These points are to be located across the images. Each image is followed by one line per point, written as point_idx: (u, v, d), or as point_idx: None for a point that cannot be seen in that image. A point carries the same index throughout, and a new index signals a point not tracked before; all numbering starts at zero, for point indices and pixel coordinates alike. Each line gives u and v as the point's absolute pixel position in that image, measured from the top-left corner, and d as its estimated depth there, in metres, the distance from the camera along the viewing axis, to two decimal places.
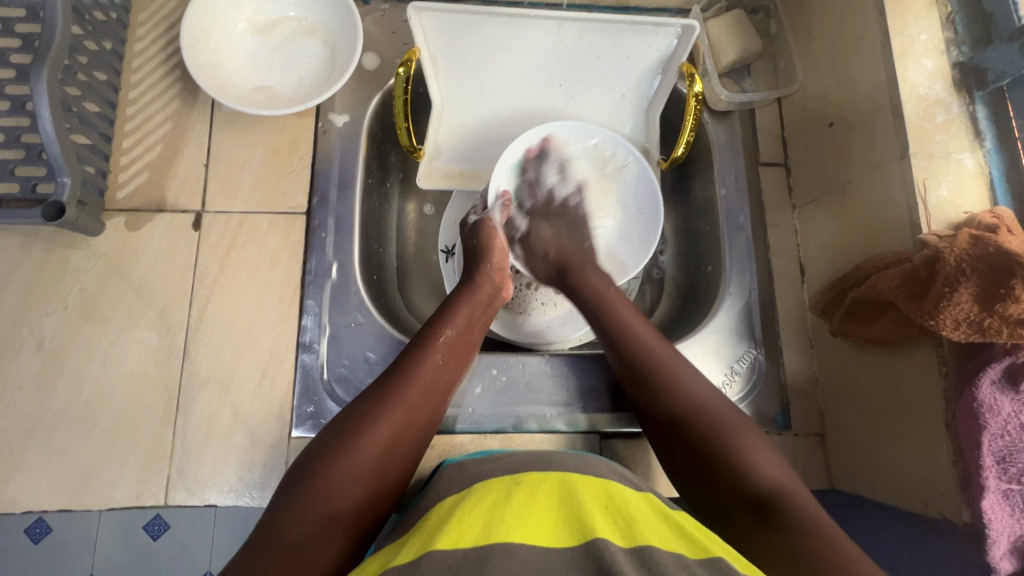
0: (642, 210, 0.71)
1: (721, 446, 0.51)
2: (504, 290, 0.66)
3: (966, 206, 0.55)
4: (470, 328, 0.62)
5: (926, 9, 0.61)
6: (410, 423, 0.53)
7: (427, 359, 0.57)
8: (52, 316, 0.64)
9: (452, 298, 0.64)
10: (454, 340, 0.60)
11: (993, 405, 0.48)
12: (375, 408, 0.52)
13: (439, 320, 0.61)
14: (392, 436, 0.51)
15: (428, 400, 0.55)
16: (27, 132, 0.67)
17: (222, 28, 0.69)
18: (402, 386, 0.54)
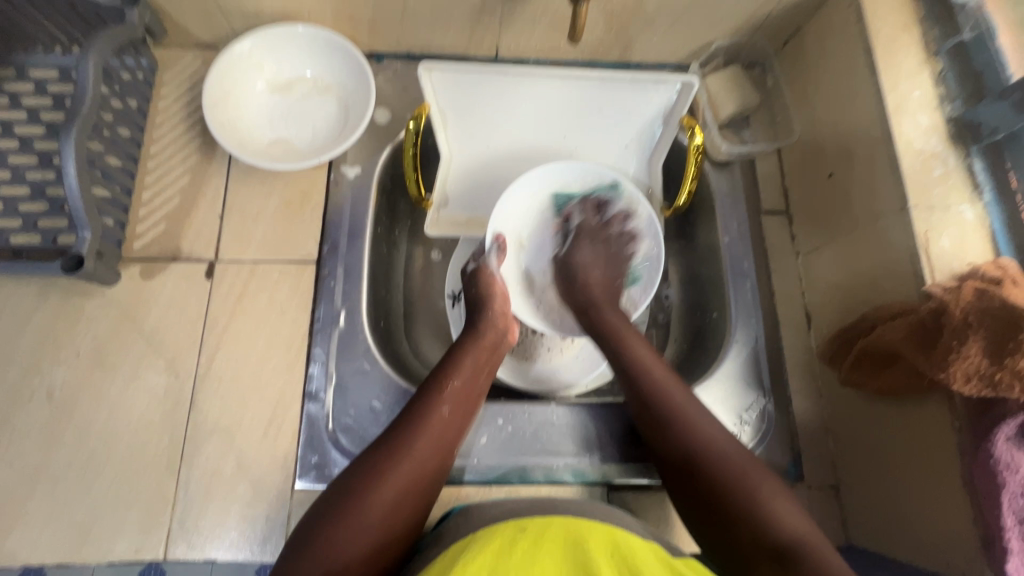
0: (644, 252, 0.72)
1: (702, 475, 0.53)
2: (509, 334, 0.66)
3: (969, 258, 0.56)
4: (476, 376, 0.61)
5: (918, 66, 0.63)
6: (417, 480, 0.52)
7: (433, 411, 0.56)
8: (64, 364, 0.64)
9: (457, 346, 0.63)
10: (460, 391, 0.59)
11: (1010, 462, 0.47)
12: (380, 463, 0.51)
13: (445, 370, 0.60)
14: (397, 493, 0.50)
15: (435, 456, 0.54)
16: (52, 185, 0.69)
17: (243, 87, 0.73)
18: (408, 438, 0.53)
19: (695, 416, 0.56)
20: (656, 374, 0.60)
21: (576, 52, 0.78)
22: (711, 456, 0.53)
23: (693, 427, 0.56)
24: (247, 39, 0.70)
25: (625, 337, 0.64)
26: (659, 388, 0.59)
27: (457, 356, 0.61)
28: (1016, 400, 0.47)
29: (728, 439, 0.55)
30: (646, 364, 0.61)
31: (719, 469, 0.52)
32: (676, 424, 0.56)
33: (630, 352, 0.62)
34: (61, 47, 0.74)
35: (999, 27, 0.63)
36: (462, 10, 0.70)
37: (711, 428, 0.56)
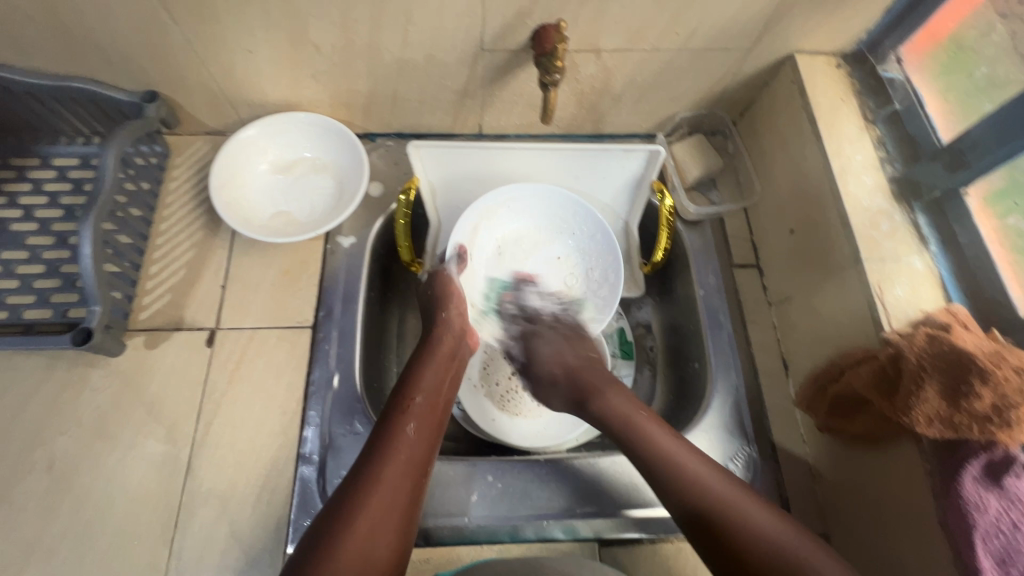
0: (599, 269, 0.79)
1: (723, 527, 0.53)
2: (466, 338, 0.70)
3: (922, 305, 0.60)
4: (438, 392, 0.64)
5: (858, 134, 0.71)
6: (389, 502, 0.53)
7: (399, 433, 0.58)
8: (66, 435, 0.66)
9: (416, 360, 0.66)
10: (421, 407, 0.61)
11: (979, 502, 0.49)
12: (355, 494, 0.53)
13: (406, 390, 0.62)
14: (374, 518, 0.52)
15: (408, 476, 0.56)
16: (66, 263, 0.74)
17: (248, 169, 0.80)
18: (378, 463, 0.55)
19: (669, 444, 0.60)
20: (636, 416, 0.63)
21: (552, 127, 0.85)
22: (691, 488, 0.56)
23: (679, 474, 0.57)
24: (253, 127, 0.78)
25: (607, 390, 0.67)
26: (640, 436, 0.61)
27: (417, 371, 0.65)
28: (977, 441, 0.50)
29: (716, 476, 0.57)
30: (619, 408, 0.65)
31: (715, 499, 0.55)
32: (663, 460, 0.59)
33: (598, 397, 0.67)
34: (83, 137, 0.82)
35: (926, 98, 0.70)
36: (447, 95, 0.78)
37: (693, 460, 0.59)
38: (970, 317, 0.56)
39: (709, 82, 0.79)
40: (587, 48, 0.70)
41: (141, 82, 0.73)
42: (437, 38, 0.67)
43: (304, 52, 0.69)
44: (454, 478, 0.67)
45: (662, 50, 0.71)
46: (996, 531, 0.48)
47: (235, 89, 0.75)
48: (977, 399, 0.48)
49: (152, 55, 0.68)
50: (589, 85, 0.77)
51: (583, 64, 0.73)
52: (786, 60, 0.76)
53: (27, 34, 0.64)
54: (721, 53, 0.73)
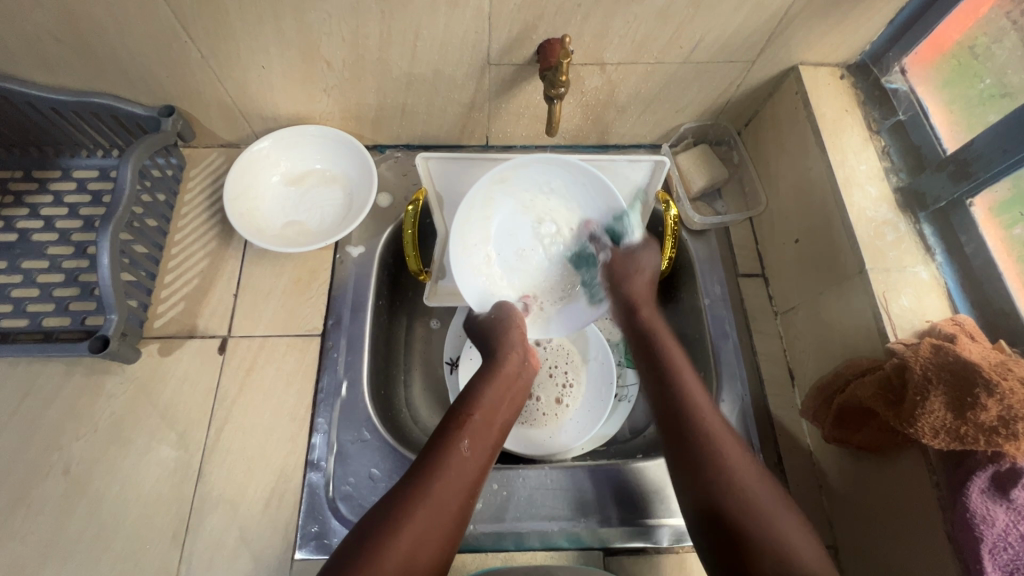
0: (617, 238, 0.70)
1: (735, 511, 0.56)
2: (529, 361, 0.72)
3: (928, 315, 0.60)
4: (496, 414, 0.65)
5: (862, 145, 0.71)
6: (436, 520, 0.55)
7: (454, 450, 0.60)
8: (83, 440, 0.68)
9: (479, 377, 0.68)
10: (478, 425, 0.63)
11: (986, 515, 0.49)
12: (404, 505, 0.55)
13: (464, 406, 0.65)
14: (418, 531, 0.54)
15: (458, 495, 0.57)
16: (84, 272, 0.76)
17: (261, 181, 0.82)
18: (430, 478, 0.57)
19: (711, 426, 0.62)
20: (724, 444, 0.60)
21: (558, 138, 0.87)
22: (729, 483, 0.58)
23: (728, 474, 0.58)
24: (266, 140, 0.80)
25: (698, 401, 0.64)
26: (697, 402, 0.63)
27: (479, 389, 0.67)
28: (982, 452, 0.50)
29: (750, 462, 0.60)
30: (676, 363, 0.68)
31: (738, 510, 0.56)
32: (730, 501, 0.57)
33: (664, 348, 0.69)
34: (102, 150, 0.84)
35: (931, 108, 0.71)
36: (454, 108, 0.79)
37: (753, 483, 0.58)
38: (976, 327, 0.56)
39: (713, 93, 0.79)
40: (592, 61, 0.71)
41: (159, 97, 0.76)
42: (445, 53, 0.69)
43: (316, 67, 0.71)
44: None
45: (666, 62, 0.72)
46: (1005, 545, 0.48)
47: (249, 103, 0.77)
48: (983, 410, 0.48)
49: (169, 71, 0.71)
50: (594, 97, 0.78)
51: (588, 77, 0.74)
52: (791, 70, 0.77)
53: (52, 52, 0.67)
54: (726, 65, 0.74)
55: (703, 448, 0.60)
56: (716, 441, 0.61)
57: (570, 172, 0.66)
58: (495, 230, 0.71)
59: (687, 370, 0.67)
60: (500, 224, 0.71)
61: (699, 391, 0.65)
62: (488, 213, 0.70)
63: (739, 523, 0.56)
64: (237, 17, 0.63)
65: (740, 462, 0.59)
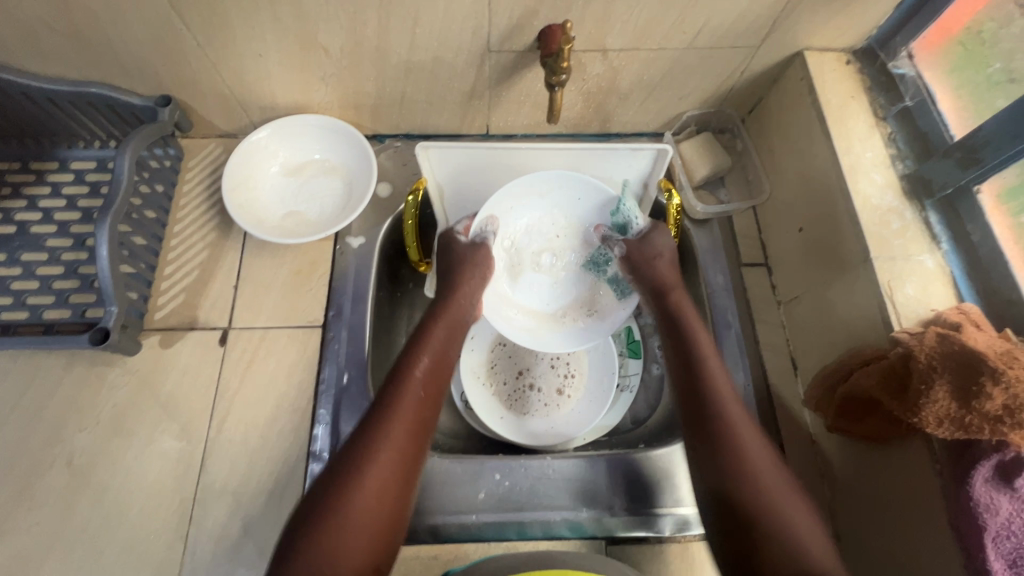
0: (581, 196, 0.72)
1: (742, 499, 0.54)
2: (473, 309, 0.68)
3: (933, 304, 0.60)
4: (439, 368, 0.63)
5: (868, 132, 0.70)
6: (392, 473, 0.54)
7: (399, 404, 0.57)
8: (85, 431, 0.68)
9: (420, 329, 0.66)
10: (424, 378, 0.61)
11: (990, 503, 0.49)
12: (354, 465, 0.53)
13: (405, 360, 0.62)
14: (371, 493, 0.52)
15: (410, 446, 0.56)
16: (84, 264, 0.76)
17: (260, 171, 0.81)
18: (377, 437, 0.55)
19: (728, 412, 0.59)
20: (733, 416, 0.59)
21: (559, 126, 0.86)
22: (735, 464, 0.56)
23: (732, 446, 0.57)
24: (264, 130, 0.79)
25: (722, 396, 0.60)
26: (714, 390, 0.60)
27: (421, 342, 0.64)
28: (987, 441, 0.49)
29: (759, 447, 0.57)
30: (700, 346, 0.64)
31: (745, 481, 0.55)
32: (730, 470, 0.56)
33: (693, 337, 0.65)
34: (99, 141, 0.83)
35: (938, 94, 0.69)
36: (454, 96, 0.78)
37: (763, 468, 0.56)
38: (981, 316, 0.55)
39: (716, 80, 0.78)
40: (593, 48, 0.70)
41: (155, 86, 0.75)
42: (444, 39, 0.68)
43: (313, 55, 0.70)
44: (460, 478, 0.67)
45: (669, 48, 0.71)
46: (1007, 534, 0.48)
47: (247, 92, 0.76)
48: (988, 399, 0.47)
49: (164, 60, 0.70)
50: (596, 84, 0.77)
51: (590, 64, 0.73)
52: (795, 56, 0.76)
53: (45, 41, 0.66)
54: (729, 51, 0.73)
55: (709, 440, 0.58)
56: (723, 427, 0.58)
57: (531, 194, 0.72)
58: (526, 274, 0.74)
59: (711, 358, 0.63)
60: (512, 280, 0.74)
61: (721, 374, 0.62)
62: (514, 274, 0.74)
63: (745, 500, 0.54)
64: (232, 4, 0.62)
65: (757, 459, 0.56)
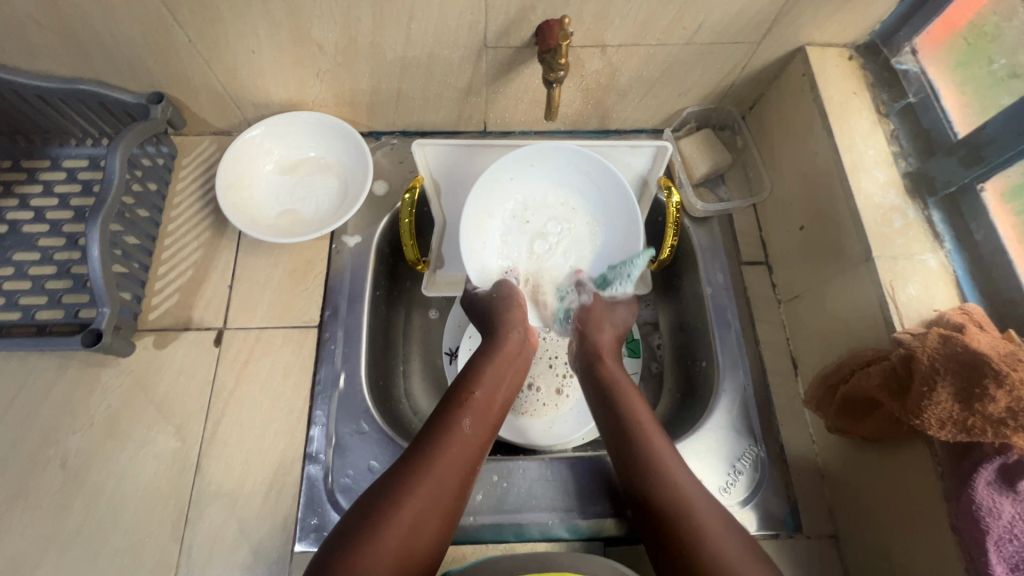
0: (533, 163, 0.69)
1: (687, 527, 0.54)
2: (528, 340, 0.71)
3: (935, 304, 0.59)
4: (498, 392, 0.65)
5: (870, 130, 0.69)
6: (439, 493, 0.55)
7: (456, 426, 0.59)
8: (79, 433, 0.68)
9: (479, 356, 0.68)
10: (480, 403, 0.63)
11: (993, 507, 0.48)
12: (406, 480, 0.55)
13: (465, 385, 0.64)
14: (425, 502, 0.54)
15: (461, 469, 0.57)
16: (76, 264, 0.75)
17: (255, 170, 0.80)
18: (431, 454, 0.57)
19: (652, 446, 0.61)
20: (666, 458, 0.59)
21: (557, 123, 0.85)
22: (665, 493, 0.57)
23: (667, 481, 0.58)
24: (258, 127, 0.78)
25: (651, 434, 0.62)
26: (637, 423, 0.63)
27: (479, 368, 0.66)
28: (990, 444, 0.49)
29: (697, 486, 0.58)
30: (620, 385, 0.67)
31: (675, 513, 0.55)
32: (662, 509, 0.56)
33: (607, 373, 0.69)
34: (91, 139, 0.82)
35: (942, 91, 0.68)
36: (451, 93, 0.77)
37: (699, 503, 0.56)
38: (984, 316, 0.55)
39: (716, 76, 0.77)
40: (592, 43, 0.69)
41: (147, 83, 0.74)
42: (440, 36, 0.66)
43: (307, 51, 0.68)
44: None
45: (669, 44, 0.70)
46: (1010, 537, 0.48)
47: (240, 89, 0.75)
48: (992, 401, 0.47)
49: (156, 56, 0.69)
50: (595, 80, 0.76)
51: (588, 60, 0.72)
52: (797, 52, 0.75)
53: (34, 38, 0.65)
54: (730, 47, 0.72)
55: (642, 477, 0.59)
56: (652, 462, 0.59)
57: (508, 183, 0.71)
58: (535, 270, 0.74)
59: (638, 403, 0.65)
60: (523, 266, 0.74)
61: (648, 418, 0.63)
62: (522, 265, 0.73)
63: (675, 535, 0.54)
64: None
65: (694, 498, 0.56)
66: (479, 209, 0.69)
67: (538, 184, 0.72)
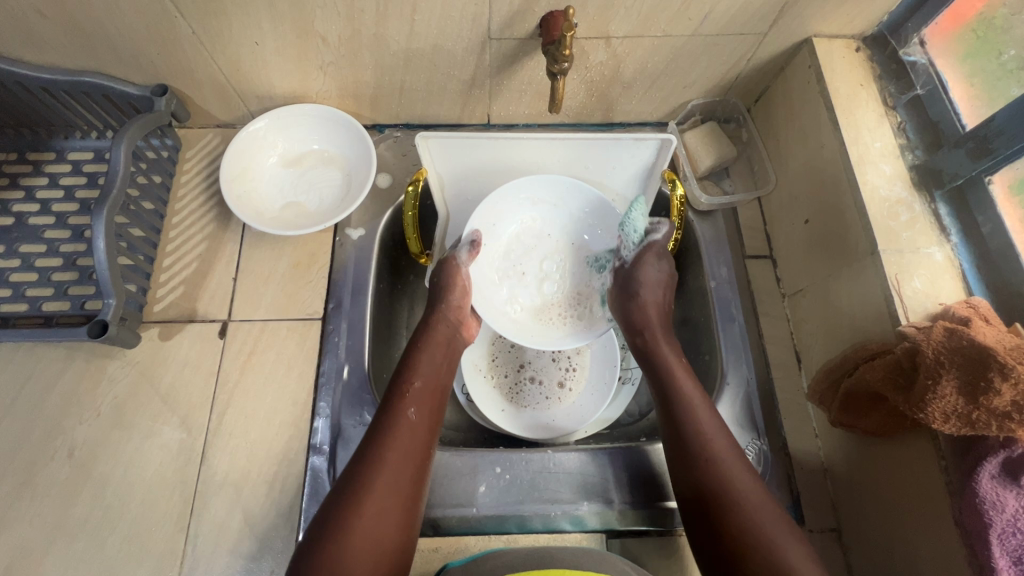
0: (495, 223, 0.73)
1: (728, 511, 0.55)
2: (463, 328, 0.70)
3: (941, 298, 0.58)
4: (438, 374, 0.66)
5: (877, 122, 0.69)
6: (395, 486, 0.55)
7: (401, 417, 0.60)
8: (86, 424, 0.68)
9: (414, 345, 0.67)
10: (421, 391, 0.63)
11: (997, 500, 0.48)
12: (362, 478, 0.55)
13: (403, 374, 0.64)
14: (382, 496, 0.54)
15: (412, 458, 0.58)
16: (82, 256, 0.76)
17: (259, 162, 0.80)
18: (381, 449, 0.57)
19: (699, 428, 0.60)
20: (717, 443, 0.59)
21: (561, 116, 0.84)
22: (712, 474, 0.58)
23: (714, 462, 0.58)
24: (262, 120, 0.78)
25: (699, 416, 0.61)
26: (687, 402, 0.62)
27: (416, 355, 0.66)
28: (995, 437, 0.49)
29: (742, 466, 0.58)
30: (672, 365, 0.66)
31: (722, 492, 0.56)
32: (710, 486, 0.57)
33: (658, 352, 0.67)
34: (96, 131, 0.83)
35: (950, 82, 0.68)
36: (454, 85, 0.77)
37: (746, 485, 0.57)
38: (991, 310, 0.54)
39: (722, 68, 0.76)
40: (597, 35, 0.68)
41: (151, 75, 0.74)
42: (444, 27, 0.66)
43: (311, 43, 0.68)
44: (459, 470, 0.67)
45: (675, 36, 0.69)
46: (1015, 531, 0.47)
47: (244, 81, 0.75)
48: (997, 395, 0.46)
49: (159, 48, 0.68)
50: (599, 73, 0.75)
51: (593, 52, 0.72)
52: (804, 43, 0.74)
53: (39, 30, 0.65)
54: (735, 38, 0.71)
55: (688, 459, 0.59)
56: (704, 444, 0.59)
57: (492, 238, 0.73)
58: (548, 300, 0.73)
59: (687, 380, 0.64)
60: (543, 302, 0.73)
61: (698, 397, 0.62)
62: (536, 303, 0.73)
63: (722, 515, 0.55)
64: None
65: (739, 482, 0.57)
66: (471, 280, 0.71)
67: (506, 238, 0.74)
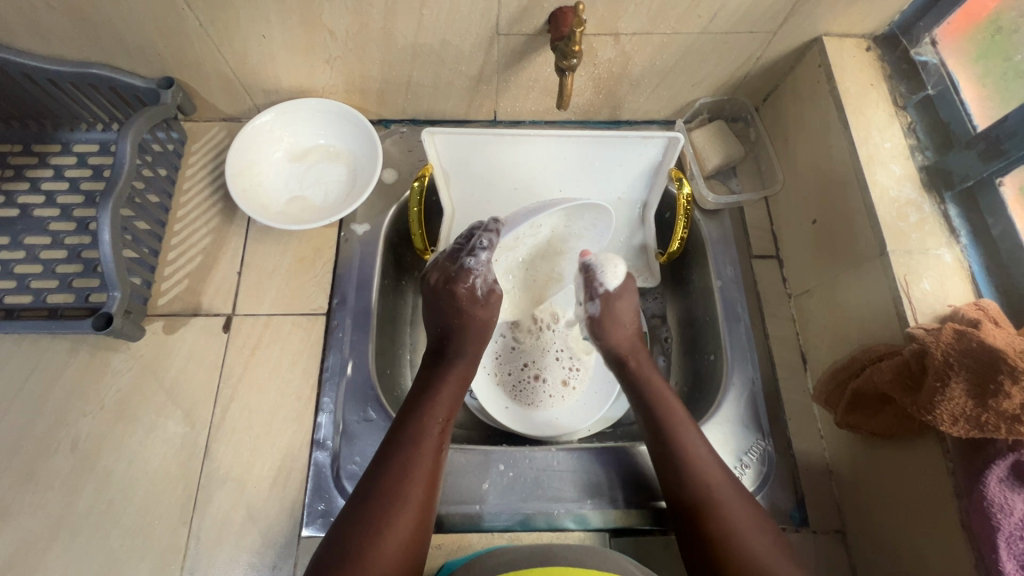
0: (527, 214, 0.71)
1: (712, 523, 0.56)
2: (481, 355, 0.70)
3: (950, 299, 0.58)
4: (454, 407, 0.65)
5: (887, 122, 0.68)
6: (417, 525, 0.55)
7: (423, 452, 0.59)
8: (90, 417, 0.68)
9: (435, 373, 0.66)
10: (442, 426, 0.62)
11: (1004, 504, 0.48)
12: (384, 515, 0.53)
13: (425, 404, 0.63)
14: (404, 533, 0.53)
15: (433, 494, 0.57)
16: (87, 248, 0.75)
17: (264, 157, 0.80)
18: (405, 488, 0.55)
19: (683, 441, 0.61)
20: (697, 454, 0.61)
21: (568, 113, 0.84)
22: (695, 485, 0.58)
23: (697, 475, 0.59)
24: (268, 114, 0.78)
25: (682, 428, 0.62)
26: (669, 416, 0.63)
27: (438, 387, 0.65)
28: (1003, 441, 0.48)
29: (727, 482, 0.59)
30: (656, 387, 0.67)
31: (706, 504, 0.57)
32: (695, 499, 0.58)
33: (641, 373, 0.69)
34: (102, 124, 0.82)
35: (962, 83, 0.67)
36: (461, 81, 0.76)
37: (732, 500, 0.57)
38: (1000, 312, 0.54)
39: (730, 66, 0.76)
40: (605, 32, 0.68)
41: (157, 68, 0.74)
42: (452, 22, 0.66)
43: (318, 37, 0.68)
44: (463, 466, 0.67)
45: (684, 33, 0.69)
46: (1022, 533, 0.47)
47: (251, 75, 0.75)
48: (1006, 398, 0.46)
49: (166, 40, 0.68)
50: (607, 70, 0.75)
51: (601, 49, 0.71)
52: (814, 42, 0.73)
53: (46, 21, 0.65)
54: (744, 36, 0.70)
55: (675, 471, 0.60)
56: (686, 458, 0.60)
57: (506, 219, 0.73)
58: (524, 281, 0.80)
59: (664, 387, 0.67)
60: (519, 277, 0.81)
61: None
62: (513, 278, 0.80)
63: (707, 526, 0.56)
64: None
65: (734, 502, 0.57)
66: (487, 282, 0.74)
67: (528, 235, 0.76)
